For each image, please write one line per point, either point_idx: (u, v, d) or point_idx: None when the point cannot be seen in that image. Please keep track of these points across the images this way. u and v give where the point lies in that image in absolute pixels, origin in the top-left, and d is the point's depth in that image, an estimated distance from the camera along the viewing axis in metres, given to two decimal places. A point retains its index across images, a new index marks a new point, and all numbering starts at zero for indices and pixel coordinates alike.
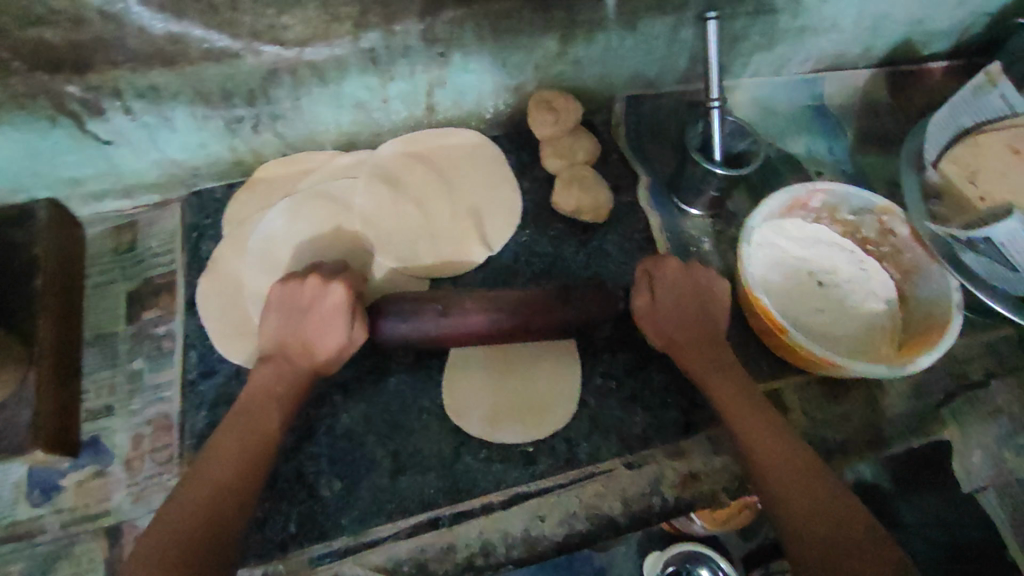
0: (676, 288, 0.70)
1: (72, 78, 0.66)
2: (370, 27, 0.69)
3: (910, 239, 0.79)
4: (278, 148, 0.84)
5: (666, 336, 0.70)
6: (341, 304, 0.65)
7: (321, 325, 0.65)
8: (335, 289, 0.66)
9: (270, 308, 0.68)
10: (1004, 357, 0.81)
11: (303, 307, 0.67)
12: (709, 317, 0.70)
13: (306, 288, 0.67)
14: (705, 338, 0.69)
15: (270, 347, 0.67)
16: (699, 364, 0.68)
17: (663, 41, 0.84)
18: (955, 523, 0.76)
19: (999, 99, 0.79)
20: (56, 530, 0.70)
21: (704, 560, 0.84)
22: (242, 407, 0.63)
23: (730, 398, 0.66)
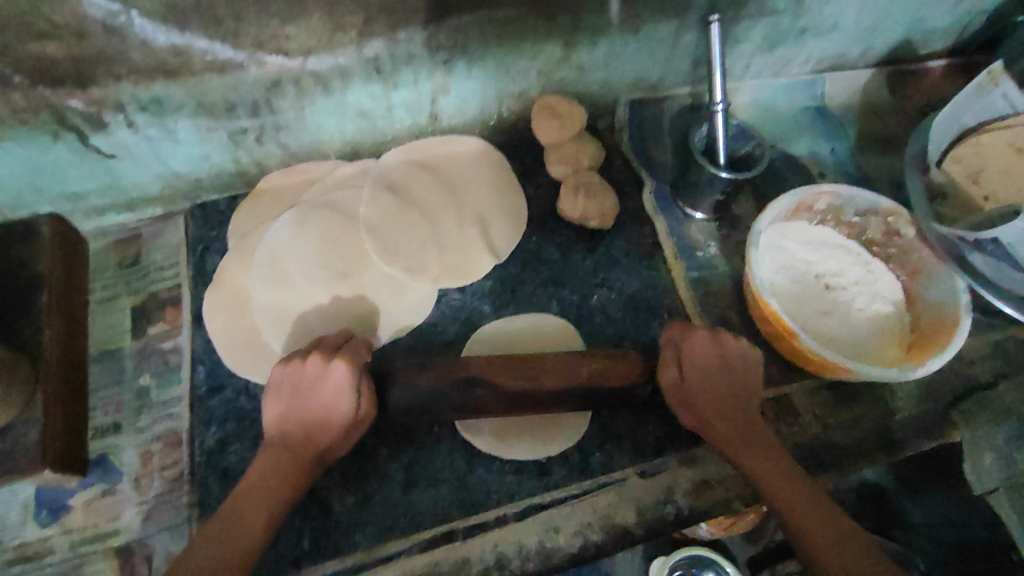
0: (700, 362, 0.66)
1: (75, 93, 0.65)
2: (374, 36, 0.69)
3: (917, 240, 0.80)
4: (281, 159, 0.83)
5: (682, 396, 0.65)
6: (347, 381, 0.62)
7: (329, 401, 0.62)
8: (339, 367, 0.62)
9: (269, 393, 0.65)
10: (1012, 356, 0.81)
11: (305, 392, 0.63)
12: (735, 385, 0.66)
13: (306, 368, 0.64)
14: (737, 412, 0.65)
15: (270, 436, 0.63)
16: (731, 436, 0.64)
17: (666, 45, 0.84)
18: (963, 522, 0.77)
19: (1001, 98, 0.80)
20: (67, 550, 0.70)
21: (710, 564, 0.82)
22: (240, 498, 0.59)
23: (769, 475, 0.61)
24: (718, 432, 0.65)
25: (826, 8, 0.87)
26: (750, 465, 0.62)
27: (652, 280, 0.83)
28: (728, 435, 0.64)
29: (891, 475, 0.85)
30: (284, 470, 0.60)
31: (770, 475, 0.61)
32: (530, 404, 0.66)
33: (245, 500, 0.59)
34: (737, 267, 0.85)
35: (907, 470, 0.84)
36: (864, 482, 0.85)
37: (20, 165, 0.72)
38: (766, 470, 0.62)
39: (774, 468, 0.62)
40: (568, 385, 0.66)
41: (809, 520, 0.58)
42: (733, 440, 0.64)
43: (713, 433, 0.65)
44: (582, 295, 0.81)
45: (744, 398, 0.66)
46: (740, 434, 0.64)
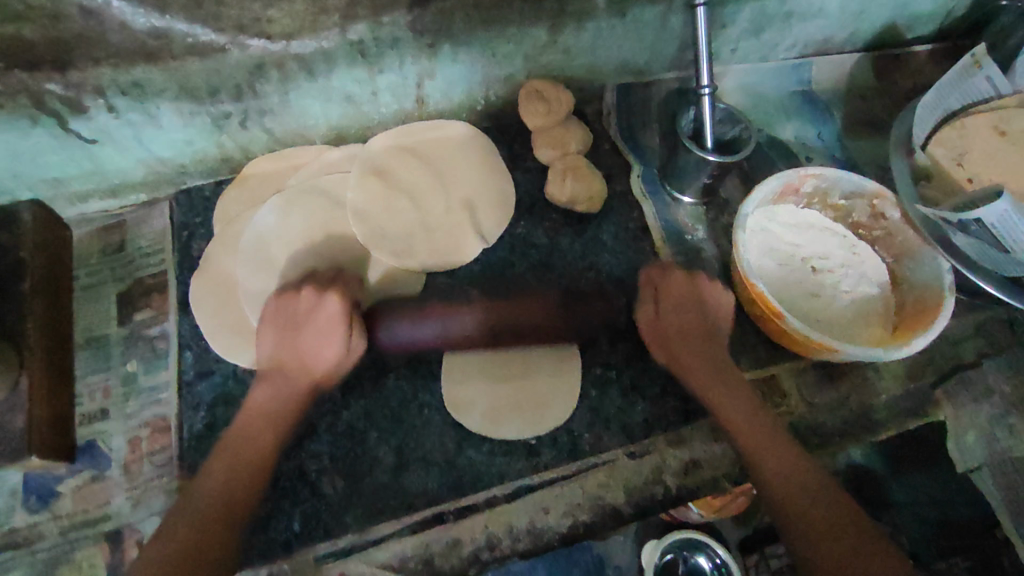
0: (677, 301, 0.70)
1: (53, 76, 0.64)
2: (358, 19, 0.68)
3: (902, 222, 0.80)
4: (267, 144, 0.83)
5: (658, 325, 0.70)
6: (339, 314, 0.65)
7: (318, 339, 0.65)
8: (331, 300, 0.66)
9: (264, 326, 0.68)
10: (994, 337, 0.83)
11: (298, 323, 0.66)
12: (705, 317, 0.70)
13: (301, 302, 0.67)
14: (694, 336, 0.69)
15: (264, 367, 0.67)
16: (689, 360, 0.69)
17: (653, 28, 0.84)
18: (947, 503, 0.80)
19: (984, 81, 0.81)
20: (55, 536, 0.69)
21: (703, 548, 0.84)
22: (236, 432, 0.63)
23: (719, 394, 0.67)
24: (678, 357, 0.69)
25: None
26: (707, 387, 0.68)
27: (641, 263, 0.84)
28: (687, 362, 0.69)
29: (878, 455, 0.82)
30: (281, 403, 0.65)
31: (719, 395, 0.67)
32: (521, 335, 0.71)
33: (240, 437, 0.63)
34: (724, 250, 0.86)
35: (893, 450, 0.81)
36: (852, 463, 0.81)
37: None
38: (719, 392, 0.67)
39: (725, 390, 0.67)
40: (538, 315, 0.72)
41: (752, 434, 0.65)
42: (691, 364, 0.69)
43: (682, 364, 0.69)
44: (571, 279, 0.81)
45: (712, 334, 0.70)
46: (702, 362, 0.69)
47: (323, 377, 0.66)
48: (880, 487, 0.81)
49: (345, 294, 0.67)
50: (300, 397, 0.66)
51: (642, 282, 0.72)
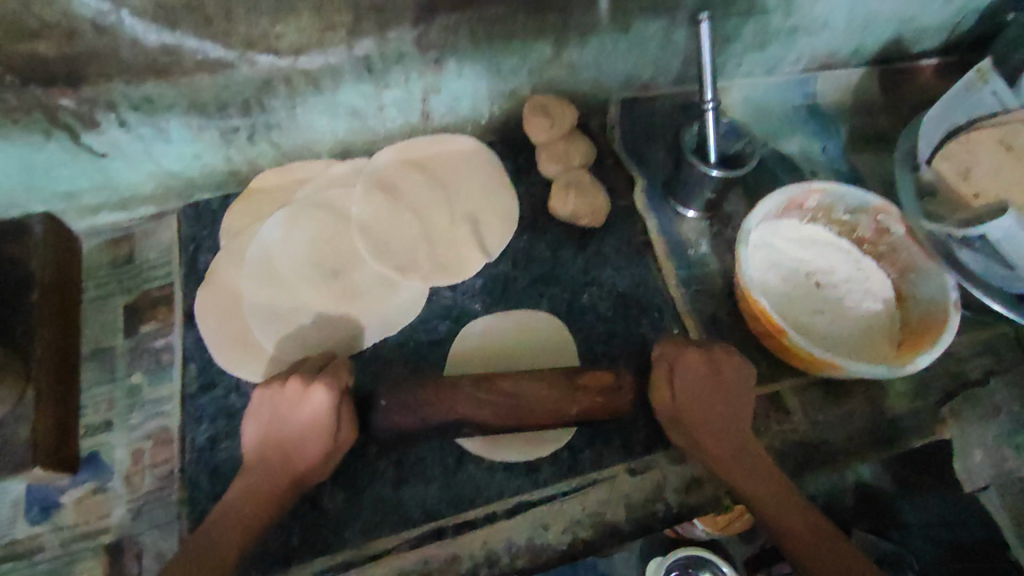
0: (686, 384, 0.67)
1: (66, 91, 0.65)
2: (363, 35, 0.70)
3: (907, 237, 0.79)
4: (273, 158, 0.84)
5: (682, 408, 0.66)
6: (324, 412, 0.61)
7: (309, 438, 0.62)
8: (316, 394, 0.62)
9: (249, 416, 0.66)
10: (1003, 355, 0.81)
11: (285, 416, 0.63)
12: (718, 404, 0.67)
13: (287, 393, 0.64)
14: (697, 380, 0.67)
15: (250, 456, 0.64)
16: (694, 407, 0.66)
17: (656, 44, 0.85)
18: (958, 523, 0.76)
19: (992, 95, 0.82)
20: (55, 548, 0.70)
21: (707, 565, 0.84)
22: (223, 509, 0.61)
23: (725, 449, 0.66)
24: (687, 405, 0.66)
25: (817, 6, 0.87)
26: (714, 446, 0.66)
27: (643, 277, 0.83)
28: (699, 434, 0.66)
29: (888, 474, 0.79)
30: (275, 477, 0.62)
31: (726, 446, 0.66)
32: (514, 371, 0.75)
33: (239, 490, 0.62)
34: (727, 265, 0.85)
35: (902, 470, 0.79)
36: (860, 481, 0.79)
37: (12, 165, 0.72)
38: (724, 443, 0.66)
39: (730, 437, 0.66)
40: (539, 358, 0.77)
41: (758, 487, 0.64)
42: (694, 413, 0.66)
43: (714, 450, 0.66)
44: (572, 293, 0.81)
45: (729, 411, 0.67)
46: (716, 428, 0.66)
47: (312, 470, 0.63)
48: (888, 507, 0.78)
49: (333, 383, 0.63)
50: (290, 480, 0.63)
51: (660, 360, 0.67)
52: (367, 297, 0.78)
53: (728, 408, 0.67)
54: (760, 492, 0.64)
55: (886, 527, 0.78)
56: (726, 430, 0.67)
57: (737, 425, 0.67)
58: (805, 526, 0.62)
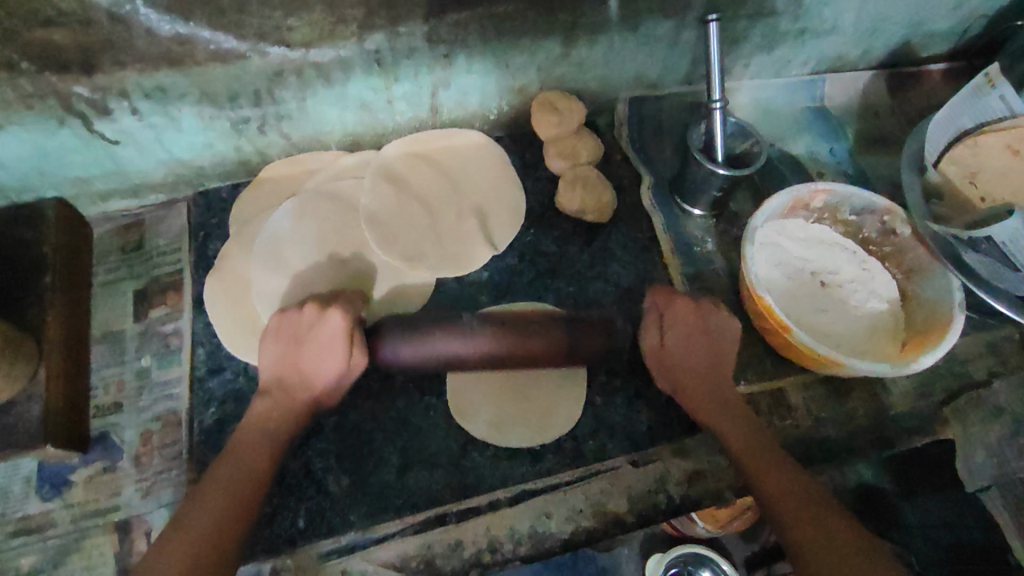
0: (681, 330, 0.70)
1: (80, 79, 0.66)
2: (375, 29, 0.70)
3: (913, 238, 0.80)
4: (284, 148, 0.84)
5: (667, 356, 0.70)
6: (340, 330, 0.65)
7: (324, 355, 0.65)
8: (333, 317, 0.65)
9: (266, 340, 0.69)
10: (1006, 357, 0.82)
11: (303, 339, 0.67)
12: (712, 355, 0.70)
13: (305, 317, 0.67)
14: (710, 371, 0.70)
15: (266, 381, 0.67)
16: (705, 382, 0.69)
17: (666, 43, 0.85)
18: (958, 523, 0.81)
19: (999, 100, 0.79)
20: (66, 524, 0.71)
21: (706, 562, 0.91)
22: (233, 444, 0.63)
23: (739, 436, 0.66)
24: (702, 386, 0.69)
25: (825, 9, 0.88)
26: (718, 402, 0.69)
27: (648, 273, 0.84)
28: (709, 403, 0.69)
29: (889, 475, 0.87)
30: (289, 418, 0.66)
31: (740, 432, 0.66)
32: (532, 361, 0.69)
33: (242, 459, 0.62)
34: (732, 263, 0.86)
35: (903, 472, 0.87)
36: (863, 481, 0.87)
37: (26, 150, 0.73)
38: (739, 430, 0.66)
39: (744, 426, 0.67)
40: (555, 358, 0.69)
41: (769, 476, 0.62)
42: (710, 401, 0.69)
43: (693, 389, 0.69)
44: (578, 287, 0.82)
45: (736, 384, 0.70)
46: (708, 379, 0.69)
47: (326, 393, 0.67)
48: (891, 507, 0.86)
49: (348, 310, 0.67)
50: (304, 405, 0.66)
51: (658, 306, 0.71)
52: (374, 284, 0.78)
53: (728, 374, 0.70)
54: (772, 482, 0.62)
55: (888, 528, 0.84)
56: (743, 419, 0.67)
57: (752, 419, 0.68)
58: (812, 516, 0.59)
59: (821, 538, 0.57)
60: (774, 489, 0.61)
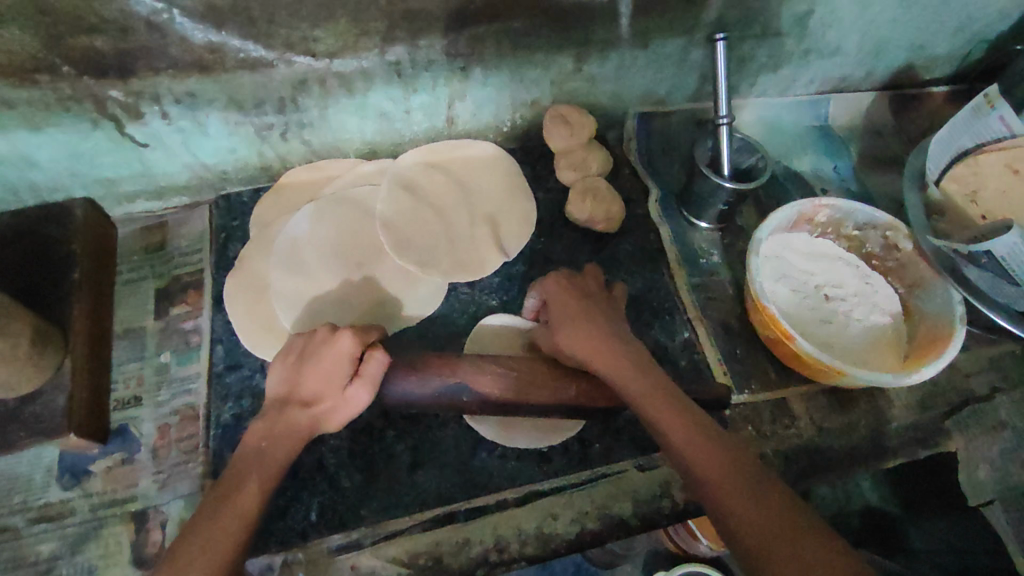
0: (548, 299, 0.72)
1: (116, 83, 0.70)
2: (396, 41, 0.74)
3: (915, 253, 0.82)
4: (304, 155, 0.87)
5: (549, 327, 0.71)
6: (349, 354, 0.64)
7: (328, 378, 0.64)
8: (341, 339, 0.64)
9: (275, 361, 0.68)
10: (1008, 372, 0.83)
11: (312, 359, 0.65)
12: (580, 313, 0.69)
13: (315, 338, 0.66)
14: (625, 361, 0.66)
15: (268, 401, 0.65)
16: (587, 345, 0.67)
17: (674, 60, 0.88)
18: (966, 550, 0.81)
19: (998, 121, 0.83)
20: (84, 513, 0.73)
21: None
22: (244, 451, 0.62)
23: (679, 434, 0.60)
24: (596, 363, 0.67)
25: (829, 31, 0.91)
26: (598, 359, 0.67)
27: (655, 283, 0.86)
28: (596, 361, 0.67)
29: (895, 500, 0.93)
30: (291, 442, 0.63)
31: (678, 430, 0.60)
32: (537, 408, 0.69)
33: (256, 453, 0.62)
34: (738, 274, 0.88)
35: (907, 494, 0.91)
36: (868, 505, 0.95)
37: (60, 150, 0.76)
38: (679, 428, 0.61)
39: (685, 425, 0.61)
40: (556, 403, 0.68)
41: (706, 476, 0.58)
42: (639, 398, 0.64)
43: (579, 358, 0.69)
44: None
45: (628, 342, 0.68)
46: (591, 338, 0.67)
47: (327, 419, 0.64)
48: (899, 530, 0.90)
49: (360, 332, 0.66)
50: (303, 432, 0.64)
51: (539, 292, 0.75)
52: (389, 289, 0.80)
53: (601, 322, 0.69)
54: (713, 478, 0.57)
55: (895, 552, 0.89)
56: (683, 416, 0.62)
57: (694, 414, 0.62)
58: (756, 512, 0.54)
59: (767, 534, 0.52)
60: (715, 489, 0.56)
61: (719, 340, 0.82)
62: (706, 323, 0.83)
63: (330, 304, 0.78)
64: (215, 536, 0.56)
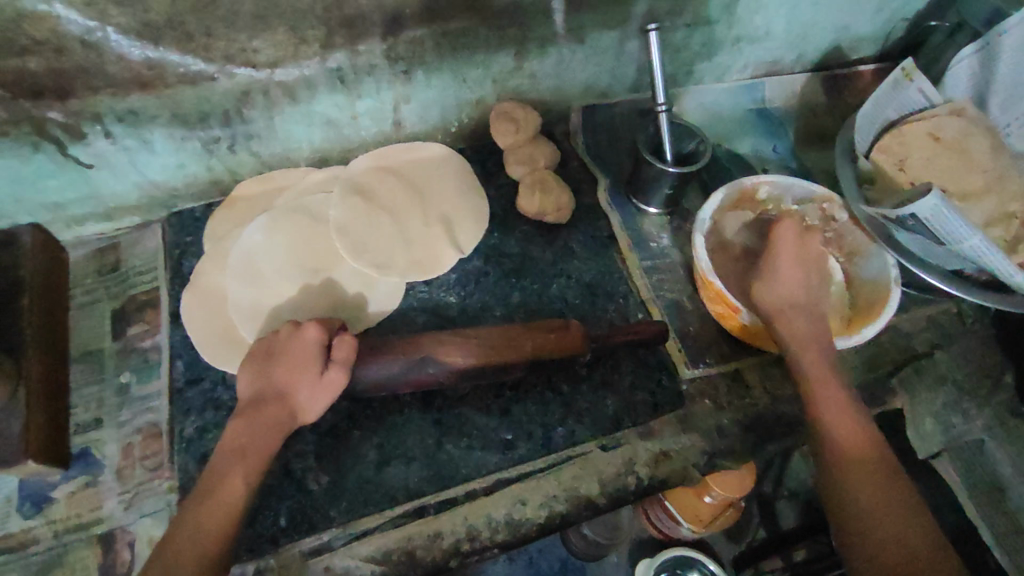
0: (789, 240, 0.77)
1: (54, 105, 0.70)
2: (336, 47, 0.76)
3: (851, 222, 0.86)
4: (254, 166, 0.88)
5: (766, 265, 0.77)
6: (317, 343, 0.66)
7: (298, 367, 0.65)
8: (309, 329, 0.67)
9: (242, 367, 0.68)
10: (946, 329, 0.89)
11: (283, 353, 0.66)
12: (782, 270, 0.75)
13: (279, 337, 0.68)
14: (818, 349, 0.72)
15: (242, 405, 0.65)
16: (786, 320, 0.73)
17: (612, 53, 0.92)
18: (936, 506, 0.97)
19: (917, 92, 0.90)
20: (48, 540, 0.72)
21: (694, 563, 1.03)
22: (220, 459, 0.62)
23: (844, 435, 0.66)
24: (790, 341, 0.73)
25: (757, 16, 0.95)
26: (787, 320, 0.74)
27: (609, 268, 0.88)
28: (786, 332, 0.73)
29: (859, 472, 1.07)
30: (270, 438, 0.63)
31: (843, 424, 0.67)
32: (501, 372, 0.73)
33: (244, 451, 0.62)
34: (688, 255, 0.91)
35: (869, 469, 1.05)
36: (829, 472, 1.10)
37: (1, 177, 0.76)
38: (851, 429, 0.66)
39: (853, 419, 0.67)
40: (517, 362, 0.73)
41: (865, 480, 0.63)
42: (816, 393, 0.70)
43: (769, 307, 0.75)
44: (543, 284, 0.86)
45: (816, 316, 0.74)
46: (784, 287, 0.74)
47: (303, 409, 0.65)
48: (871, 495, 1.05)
49: (324, 323, 0.69)
50: (284, 426, 0.64)
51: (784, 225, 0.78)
52: (347, 292, 0.81)
53: (794, 271, 0.75)
54: (860, 475, 0.63)
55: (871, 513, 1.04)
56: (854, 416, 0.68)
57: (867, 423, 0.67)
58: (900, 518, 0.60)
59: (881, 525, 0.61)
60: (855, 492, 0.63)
61: (672, 319, 0.85)
62: (659, 303, 0.86)
63: (288, 312, 0.78)
64: (199, 550, 0.56)
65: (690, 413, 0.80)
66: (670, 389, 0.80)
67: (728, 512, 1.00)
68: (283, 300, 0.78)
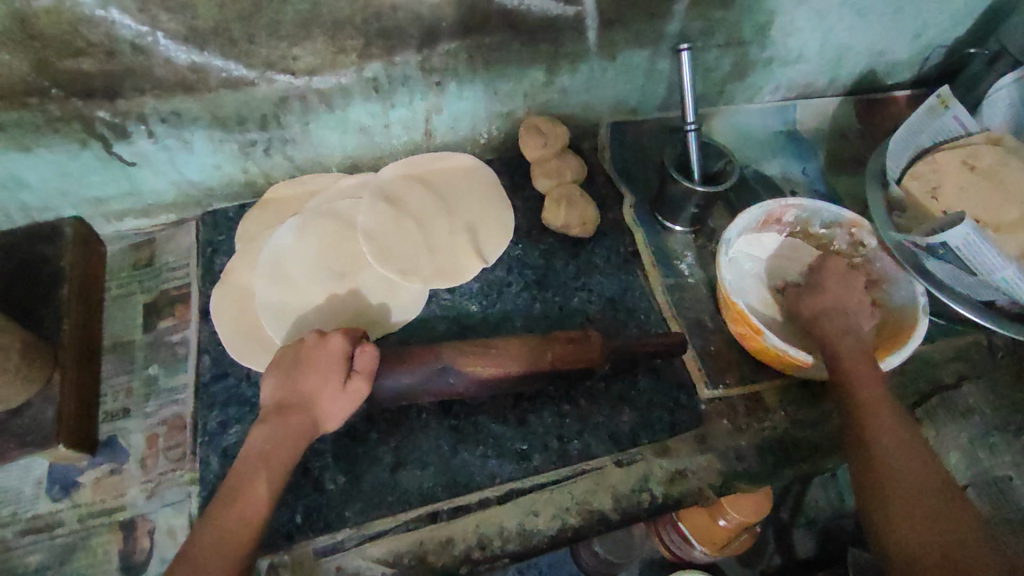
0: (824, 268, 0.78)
1: (103, 104, 0.73)
2: (373, 58, 0.78)
3: (879, 249, 0.84)
4: (287, 170, 0.90)
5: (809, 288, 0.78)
6: (341, 353, 0.67)
7: (322, 376, 0.66)
8: (335, 340, 0.67)
9: (267, 371, 0.69)
10: (975, 361, 0.87)
11: (308, 362, 0.67)
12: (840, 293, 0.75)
13: (304, 344, 0.69)
14: (894, 421, 0.66)
15: (265, 410, 0.66)
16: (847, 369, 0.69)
17: (643, 70, 0.93)
18: None
19: (953, 120, 0.89)
20: (73, 523, 0.74)
21: None
22: (244, 458, 0.63)
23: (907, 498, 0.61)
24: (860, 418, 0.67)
25: (790, 39, 0.95)
26: (827, 328, 0.73)
27: (631, 284, 0.88)
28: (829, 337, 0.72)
29: None
30: (291, 444, 0.64)
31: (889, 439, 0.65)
32: (518, 384, 0.73)
33: (266, 455, 0.63)
34: (712, 275, 0.90)
35: None
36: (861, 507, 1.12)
37: (49, 171, 0.79)
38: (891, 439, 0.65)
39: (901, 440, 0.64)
40: (534, 375, 0.73)
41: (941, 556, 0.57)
42: (898, 469, 0.63)
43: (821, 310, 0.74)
44: (564, 297, 0.86)
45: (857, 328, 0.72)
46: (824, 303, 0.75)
47: (325, 418, 0.66)
48: None
49: (347, 333, 0.69)
50: (307, 435, 0.65)
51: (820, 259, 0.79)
52: (370, 297, 0.82)
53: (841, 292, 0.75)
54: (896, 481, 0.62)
55: None
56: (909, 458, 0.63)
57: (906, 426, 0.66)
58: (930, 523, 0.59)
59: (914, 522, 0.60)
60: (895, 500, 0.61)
61: (693, 338, 0.84)
62: (680, 322, 0.85)
63: (313, 315, 0.79)
64: (223, 544, 0.57)
65: (708, 433, 0.79)
66: (688, 408, 0.80)
67: (744, 537, 0.98)
68: (308, 302, 0.80)
